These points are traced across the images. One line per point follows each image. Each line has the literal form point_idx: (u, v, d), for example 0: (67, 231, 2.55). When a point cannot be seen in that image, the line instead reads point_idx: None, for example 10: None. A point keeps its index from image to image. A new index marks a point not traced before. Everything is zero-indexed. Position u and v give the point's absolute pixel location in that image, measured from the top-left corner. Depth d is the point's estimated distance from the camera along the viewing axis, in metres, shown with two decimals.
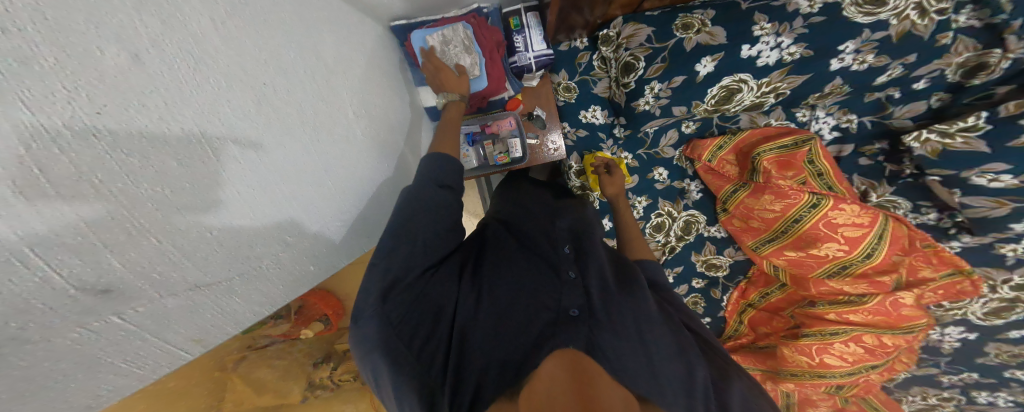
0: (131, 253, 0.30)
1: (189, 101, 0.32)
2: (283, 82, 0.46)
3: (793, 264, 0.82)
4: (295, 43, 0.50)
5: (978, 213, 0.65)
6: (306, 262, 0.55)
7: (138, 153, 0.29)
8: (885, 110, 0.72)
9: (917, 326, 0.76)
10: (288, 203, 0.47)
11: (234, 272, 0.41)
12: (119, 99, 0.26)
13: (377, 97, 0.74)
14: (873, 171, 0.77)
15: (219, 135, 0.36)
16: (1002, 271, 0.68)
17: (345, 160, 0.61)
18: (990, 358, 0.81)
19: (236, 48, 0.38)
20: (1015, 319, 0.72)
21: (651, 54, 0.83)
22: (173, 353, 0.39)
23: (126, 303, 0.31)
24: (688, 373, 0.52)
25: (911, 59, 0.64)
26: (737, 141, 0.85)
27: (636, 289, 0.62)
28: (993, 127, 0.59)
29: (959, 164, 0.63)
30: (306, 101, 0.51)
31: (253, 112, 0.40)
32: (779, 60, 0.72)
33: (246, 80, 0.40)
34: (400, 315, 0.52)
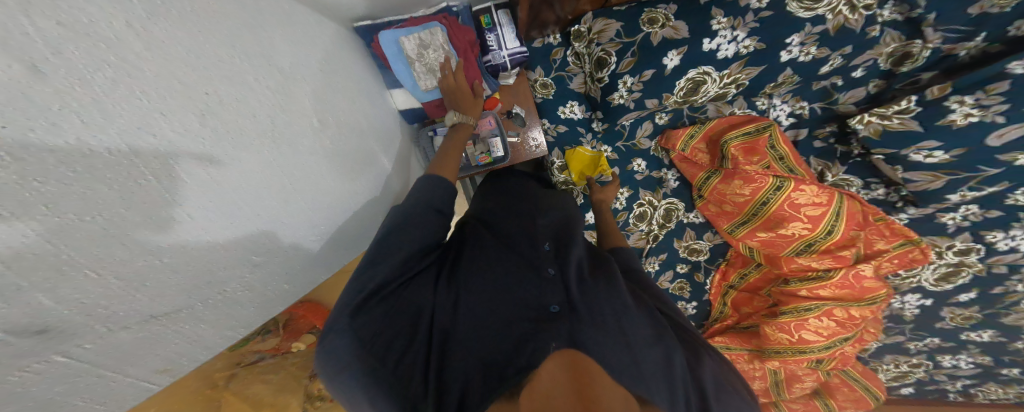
0: (65, 290, 0.26)
1: (113, 119, 0.26)
2: (233, 93, 0.39)
3: (766, 244, 0.86)
4: (244, 43, 0.42)
5: (921, 186, 0.71)
6: (279, 281, 0.52)
7: (55, 183, 0.22)
8: (831, 97, 0.78)
9: (878, 297, 0.81)
10: (252, 217, 0.44)
11: (196, 299, 0.38)
12: (21, 121, 0.20)
13: (335, 97, 0.69)
14: (827, 153, 0.82)
15: (157, 158, 0.30)
16: (946, 238, 0.75)
17: (310, 172, 0.57)
18: (947, 323, 0.88)
19: (163, 52, 0.30)
20: (961, 284, 0.80)
21: (622, 49, 0.87)
22: (139, 385, 0.36)
23: (69, 341, 0.27)
24: (669, 355, 0.55)
25: (847, 50, 0.71)
26: (706, 130, 0.89)
27: (613, 281, 0.63)
28: (922, 109, 0.66)
29: (898, 143, 0.70)
30: (263, 113, 0.45)
31: (199, 127, 0.34)
32: (736, 53, 0.78)
33: (187, 91, 0.33)
34: (371, 331, 0.51)
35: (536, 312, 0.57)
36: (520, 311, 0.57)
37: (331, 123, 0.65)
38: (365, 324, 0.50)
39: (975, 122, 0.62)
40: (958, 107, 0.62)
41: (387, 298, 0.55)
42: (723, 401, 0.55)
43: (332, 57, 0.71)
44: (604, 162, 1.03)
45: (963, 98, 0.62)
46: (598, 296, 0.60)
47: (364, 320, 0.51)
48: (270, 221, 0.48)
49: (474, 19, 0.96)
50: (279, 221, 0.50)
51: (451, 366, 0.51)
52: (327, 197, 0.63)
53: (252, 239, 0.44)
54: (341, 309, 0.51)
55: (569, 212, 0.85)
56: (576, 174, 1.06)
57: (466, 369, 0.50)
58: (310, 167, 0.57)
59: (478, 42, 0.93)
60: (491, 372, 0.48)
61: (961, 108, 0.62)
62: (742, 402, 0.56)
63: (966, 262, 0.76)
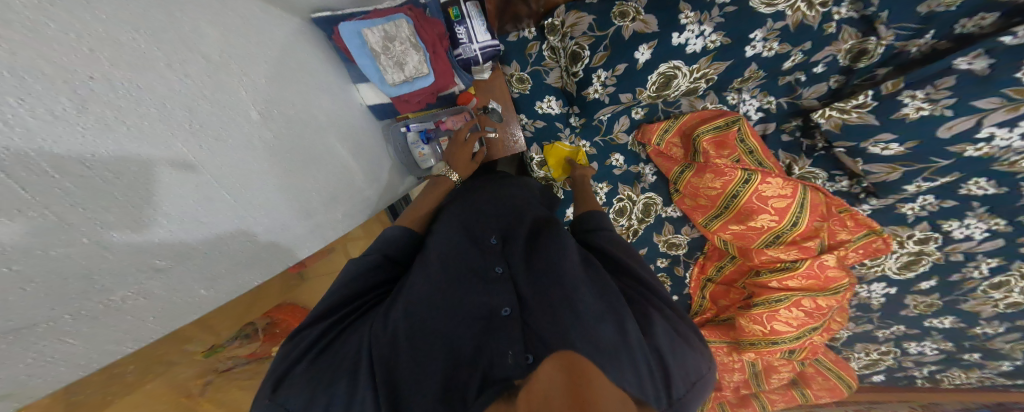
0: None
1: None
2: (133, 81, 0.37)
3: (737, 236, 0.88)
4: (171, 48, 0.42)
5: (879, 178, 0.74)
6: (195, 287, 0.50)
7: None
8: (796, 92, 0.80)
9: (842, 286, 0.83)
10: (158, 220, 0.42)
11: (45, 317, 0.34)
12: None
13: (280, 90, 0.65)
14: (793, 147, 0.85)
15: (8, 154, 0.27)
16: (905, 228, 0.78)
17: (237, 169, 0.54)
18: (911, 310, 0.91)
19: (43, 36, 0.28)
20: (924, 271, 0.83)
21: (595, 43, 0.87)
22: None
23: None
24: (624, 325, 0.53)
25: (807, 46, 0.72)
26: (679, 124, 0.90)
27: (553, 266, 0.61)
28: (877, 103, 0.68)
29: (858, 135, 0.72)
30: (176, 106, 0.42)
31: (78, 114, 0.32)
32: (704, 47, 0.78)
33: (65, 76, 0.30)
34: (302, 401, 0.45)
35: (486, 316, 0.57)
36: (467, 319, 0.55)
37: (269, 120, 0.62)
38: (294, 392, 0.45)
39: (925, 115, 0.64)
40: (910, 102, 0.64)
41: (317, 358, 0.50)
42: (679, 357, 0.56)
43: (285, 48, 0.68)
44: (582, 156, 1.04)
45: (915, 93, 0.64)
46: (545, 287, 0.59)
47: (292, 390, 0.45)
48: (193, 231, 0.47)
49: (444, 11, 0.92)
50: (198, 226, 0.48)
51: (406, 390, 0.46)
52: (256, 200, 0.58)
53: (173, 246, 0.45)
54: (266, 384, 0.46)
55: (520, 196, 0.81)
56: (554, 169, 1.06)
57: (425, 390, 0.46)
58: (238, 164, 0.54)
59: (446, 36, 0.91)
60: (453, 388, 0.48)
61: (913, 102, 0.64)
62: (699, 354, 0.57)
63: (926, 251, 0.79)
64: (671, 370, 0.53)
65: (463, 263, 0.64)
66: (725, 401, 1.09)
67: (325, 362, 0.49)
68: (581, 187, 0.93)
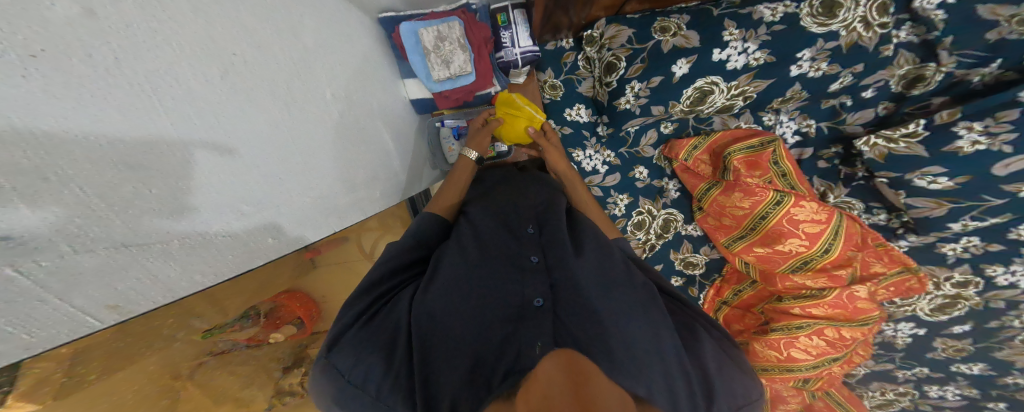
0: (44, 202, 0.27)
1: (142, 61, 0.33)
2: (256, 60, 0.48)
3: (762, 260, 0.86)
4: (275, 48, 0.53)
5: (922, 212, 0.71)
6: (266, 235, 0.52)
7: (66, 103, 0.27)
8: (839, 116, 0.78)
9: (870, 319, 0.81)
10: (259, 188, 0.49)
11: (156, 236, 0.37)
12: (58, 47, 0.26)
13: (355, 79, 0.76)
14: (829, 173, 0.83)
15: (173, 99, 0.36)
16: (944, 268, 0.74)
17: (316, 146, 0.62)
18: (938, 353, 0.87)
19: (207, 16, 0.40)
20: (957, 316, 0.79)
21: (632, 55, 0.88)
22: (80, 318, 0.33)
23: (31, 256, 0.27)
24: (660, 335, 0.54)
25: (859, 68, 0.71)
26: (710, 142, 0.89)
27: (592, 269, 0.62)
28: (930, 133, 0.65)
29: (902, 166, 0.70)
30: (281, 82, 0.53)
31: (219, 80, 0.42)
32: (745, 64, 0.78)
33: (215, 49, 0.41)
34: (349, 362, 0.51)
35: (518, 308, 0.56)
36: (499, 309, 0.56)
37: (345, 105, 0.72)
38: (343, 357, 0.51)
39: (981, 150, 0.61)
40: (966, 134, 0.61)
41: (365, 325, 0.55)
42: (726, 378, 0.53)
43: (355, 43, 0.78)
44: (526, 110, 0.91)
45: (971, 124, 0.61)
46: (581, 280, 0.60)
47: (342, 354, 0.52)
48: (261, 205, 0.50)
49: (492, 16, 1.02)
50: (280, 201, 0.54)
51: (436, 368, 0.50)
52: (321, 180, 0.64)
53: (259, 197, 0.49)
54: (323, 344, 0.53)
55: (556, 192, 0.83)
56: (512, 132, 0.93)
57: (452, 374, 0.48)
58: (312, 142, 0.61)
59: (490, 39, 0.98)
60: (478, 369, 0.49)
61: (968, 135, 0.61)
62: (750, 380, 0.53)
63: (963, 295, 0.76)
64: (715, 390, 0.51)
65: (501, 250, 0.65)
66: None
67: (369, 331, 0.55)
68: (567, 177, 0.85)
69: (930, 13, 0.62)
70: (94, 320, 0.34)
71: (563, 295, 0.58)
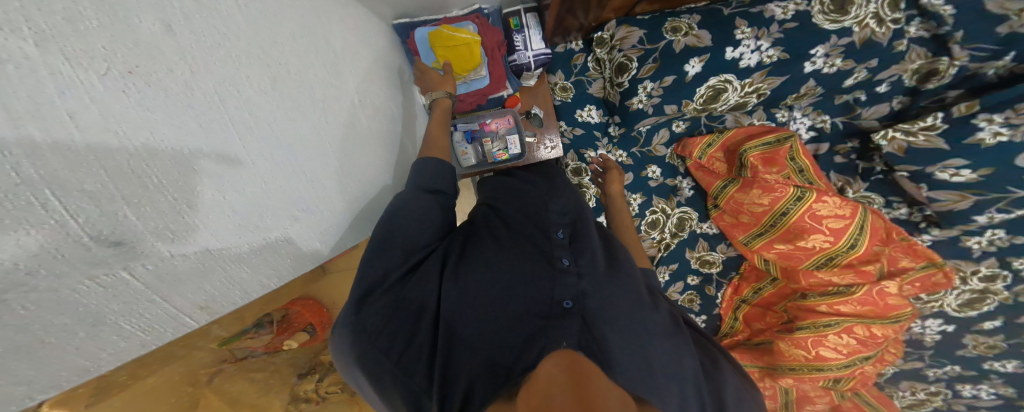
0: (146, 208, 0.32)
1: (211, 75, 0.37)
2: (297, 71, 0.53)
3: (783, 257, 0.86)
4: (309, 57, 0.56)
5: (945, 206, 0.71)
6: (314, 240, 0.58)
7: (159, 116, 0.31)
8: (854, 111, 0.79)
9: (904, 315, 0.80)
10: (304, 194, 0.54)
11: (234, 242, 0.42)
12: (149, 63, 0.30)
13: (376, 82, 0.79)
14: (847, 168, 0.83)
15: (236, 108, 0.40)
16: (970, 263, 0.74)
17: (351, 151, 0.67)
18: (969, 351, 0.84)
19: (254, 27, 0.44)
20: (988, 311, 0.77)
21: (644, 55, 0.89)
22: (180, 320, 0.39)
23: (139, 260, 0.32)
24: (682, 358, 0.56)
25: (874, 63, 0.72)
26: (724, 139, 0.90)
27: (622, 280, 0.64)
28: (949, 126, 0.67)
29: (923, 159, 0.71)
30: (318, 91, 0.58)
31: (268, 89, 0.46)
32: (759, 62, 0.79)
33: (264, 60, 0.45)
34: (376, 323, 0.55)
35: (547, 307, 0.57)
36: (529, 306, 0.57)
37: (372, 111, 0.76)
38: (370, 316, 0.55)
39: (1003, 141, 0.63)
40: (987, 126, 0.63)
41: (394, 287, 0.58)
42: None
43: (375, 51, 0.81)
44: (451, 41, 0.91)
45: (992, 116, 0.63)
46: (610, 288, 0.62)
47: (369, 311, 0.55)
48: (308, 211, 0.55)
49: (504, 21, 1.02)
50: (317, 207, 0.58)
51: (456, 358, 0.53)
52: (354, 182, 0.68)
53: (306, 200, 0.55)
54: (350, 299, 0.55)
55: (574, 198, 0.81)
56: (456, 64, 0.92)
57: (471, 368, 0.51)
58: (346, 147, 0.65)
59: (504, 43, 0.99)
60: (494, 371, 0.50)
61: (990, 126, 0.63)
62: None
63: (992, 289, 0.74)
64: None
65: (534, 249, 0.67)
66: None
67: (398, 294, 0.58)
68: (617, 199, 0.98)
69: (940, 9, 0.66)
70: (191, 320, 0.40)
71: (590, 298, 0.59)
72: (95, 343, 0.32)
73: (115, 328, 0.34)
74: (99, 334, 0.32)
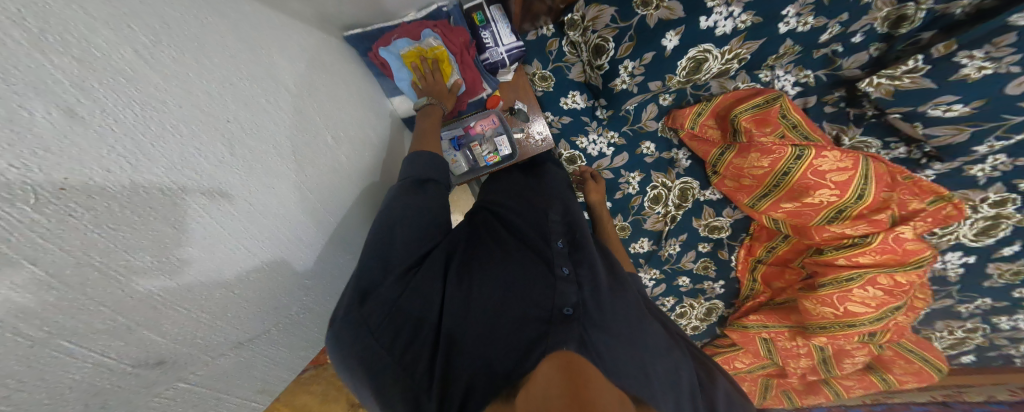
0: (165, 325, 0.35)
1: (154, 159, 0.32)
2: (250, 122, 0.47)
3: (792, 214, 0.87)
4: (258, 98, 0.49)
5: (943, 141, 0.74)
6: (331, 302, 0.71)
7: (122, 226, 0.29)
8: (834, 63, 0.80)
9: (923, 260, 0.81)
10: (284, 244, 0.53)
11: (258, 328, 0.50)
12: (76, 168, 0.25)
13: (343, 109, 0.78)
14: (840, 117, 0.84)
15: (197, 188, 0.37)
16: (977, 191, 0.76)
17: (329, 185, 0.68)
18: (996, 281, 0.90)
19: (179, 82, 0.35)
20: (1003, 236, 0.82)
21: (619, 34, 0.89)
22: (247, 403, 0.52)
23: (187, 369, 0.39)
24: (678, 368, 0.58)
25: (843, 17, 0.73)
26: (713, 107, 0.89)
27: (618, 290, 0.66)
28: (931, 67, 0.69)
29: (911, 100, 0.73)
30: (279, 134, 0.54)
31: (227, 156, 0.42)
32: (734, 28, 0.79)
33: (210, 121, 0.39)
34: (378, 317, 0.56)
35: (549, 314, 0.57)
36: (530, 309, 0.58)
37: (347, 145, 0.77)
38: (374, 307, 0.56)
39: (988, 74, 0.65)
40: (969, 62, 0.65)
41: (399, 279, 0.60)
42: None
43: (339, 75, 0.80)
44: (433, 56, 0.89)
45: (971, 53, 0.65)
46: (609, 299, 0.63)
47: (374, 304, 0.56)
48: (305, 255, 0.60)
49: (467, 17, 0.99)
50: (293, 247, 0.56)
51: (457, 354, 0.54)
52: (337, 214, 0.70)
53: (282, 244, 0.53)
54: (353, 292, 0.56)
55: (565, 196, 0.89)
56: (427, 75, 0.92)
57: (472, 370, 0.51)
58: (323, 180, 0.66)
59: (472, 43, 0.97)
60: (493, 373, 0.50)
61: (972, 62, 0.65)
62: None
63: (1003, 214, 0.77)
64: None
65: (535, 256, 0.69)
66: (790, 389, 1.15)
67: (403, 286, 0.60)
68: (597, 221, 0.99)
69: None
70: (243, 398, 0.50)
71: (591, 307, 0.59)
72: None
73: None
74: None
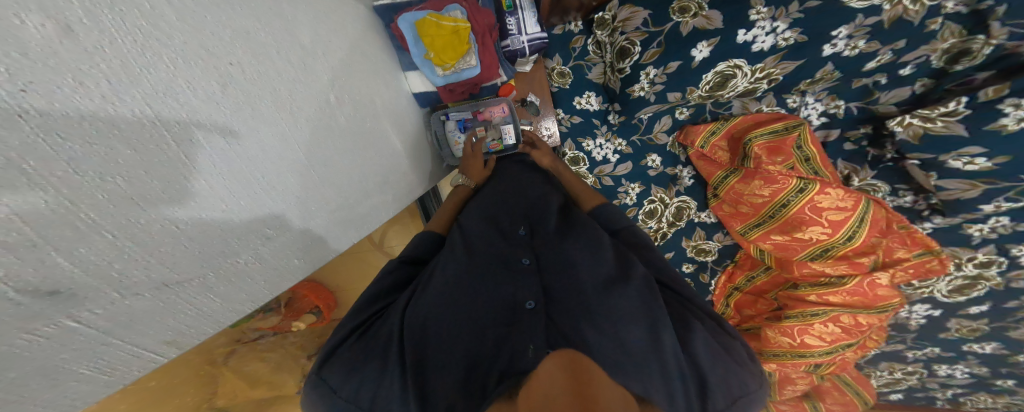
0: (78, 249, 0.32)
1: (139, 82, 0.34)
2: (253, 69, 0.50)
3: (779, 247, 0.88)
4: (276, 77, 0.55)
5: (952, 195, 0.71)
6: (291, 256, 0.62)
7: (76, 141, 0.29)
8: (872, 96, 0.74)
9: (889, 307, 0.82)
10: (269, 195, 0.54)
11: (193, 272, 0.43)
12: (47, 78, 0.26)
13: (350, 75, 0.81)
14: (857, 155, 0.82)
15: (176, 121, 0.38)
16: (967, 249, 0.75)
17: (324, 145, 0.69)
18: (952, 333, 0.92)
19: (191, 23, 0.40)
20: (977, 296, 0.82)
21: (648, 38, 0.88)
22: (147, 356, 0.42)
23: (85, 305, 0.33)
24: (658, 338, 0.58)
25: (899, 44, 0.65)
26: (729, 127, 0.88)
27: (578, 272, 0.72)
28: (971, 112, 0.63)
29: (942, 146, 0.68)
30: (281, 85, 0.57)
31: (218, 94, 0.44)
32: (773, 45, 0.75)
33: (211, 60, 0.43)
34: (340, 375, 0.57)
35: (512, 310, 0.66)
36: (497, 310, 0.65)
37: (348, 107, 0.79)
38: (331, 374, 0.58)
39: None
40: (1011, 111, 0.59)
41: (359, 337, 0.63)
42: (722, 373, 0.57)
43: (344, 39, 0.81)
44: (459, 35, 0.92)
45: (1019, 101, 0.58)
46: (565, 285, 0.70)
47: (330, 370, 0.58)
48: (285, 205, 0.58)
49: (497, 2, 1.04)
50: (277, 206, 0.56)
51: (431, 376, 0.55)
52: (330, 180, 0.71)
53: (274, 212, 0.56)
54: (314, 367, 0.60)
55: (537, 194, 0.93)
56: (438, 53, 0.94)
57: (454, 384, 0.54)
58: (322, 142, 0.68)
59: (496, 26, 1.02)
60: (473, 383, 0.55)
61: (1015, 112, 0.59)
62: (746, 373, 0.58)
63: (984, 275, 0.77)
64: (706, 376, 0.56)
65: (496, 257, 0.75)
66: None
67: (364, 341, 0.62)
68: (569, 179, 1.00)
69: None
70: (149, 352, 0.42)
71: (553, 297, 0.69)
72: (55, 393, 0.35)
73: (74, 375, 0.36)
74: (57, 383, 0.34)
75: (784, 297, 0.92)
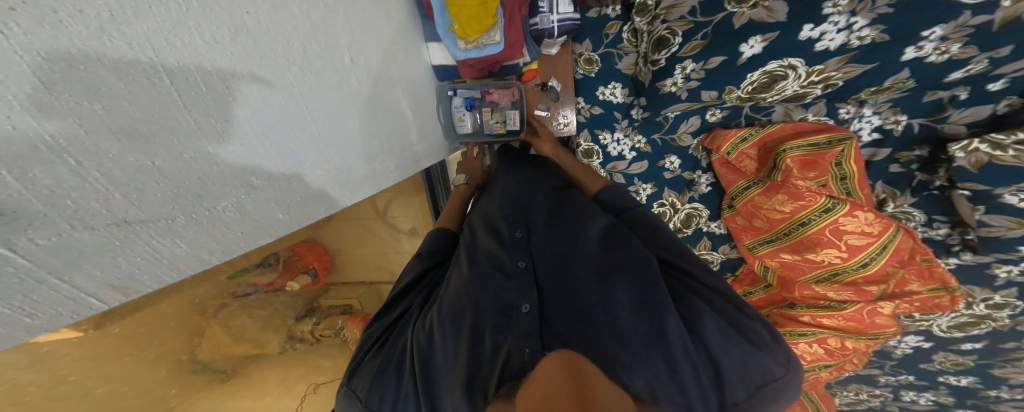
0: (36, 172, 0.27)
1: (143, 17, 0.31)
2: (270, 21, 0.47)
3: (786, 266, 0.87)
4: (296, 39, 0.53)
5: (993, 232, 0.65)
6: (275, 211, 0.55)
7: (59, 66, 0.26)
8: (942, 112, 0.66)
9: (882, 335, 0.81)
10: (270, 160, 0.51)
11: (160, 213, 0.38)
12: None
13: (373, 37, 0.77)
14: (899, 180, 0.76)
15: (179, 63, 0.35)
16: (986, 290, 0.72)
17: (332, 106, 0.64)
18: (933, 364, 0.91)
19: None
20: (974, 334, 0.80)
21: (692, 29, 0.83)
22: (83, 300, 0.35)
23: (26, 232, 0.28)
24: (662, 323, 0.56)
25: (1002, 52, 0.56)
26: (764, 134, 0.83)
27: (570, 271, 0.69)
28: None
29: (998, 179, 0.61)
30: (297, 46, 0.54)
31: (229, 42, 0.41)
32: (843, 44, 0.67)
33: (228, 8, 0.40)
34: (365, 387, 0.60)
35: (509, 312, 0.64)
36: (494, 310, 0.64)
37: (365, 69, 0.75)
38: (359, 384, 0.61)
39: None
40: None
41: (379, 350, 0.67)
42: (733, 357, 0.55)
43: None
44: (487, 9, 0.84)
45: None
46: (565, 285, 0.67)
47: (358, 381, 0.62)
48: (288, 167, 0.54)
49: None
50: (282, 168, 0.53)
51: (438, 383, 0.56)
52: (334, 146, 0.67)
53: (270, 173, 0.51)
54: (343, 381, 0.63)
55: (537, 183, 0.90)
56: (462, 24, 0.87)
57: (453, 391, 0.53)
58: (338, 110, 0.66)
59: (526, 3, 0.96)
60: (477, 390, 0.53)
61: None
62: (765, 354, 0.54)
63: (992, 316, 0.75)
64: (719, 361, 0.55)
65: (492, 260, 0.72)
66: None
67: (384, 354, 0.65)
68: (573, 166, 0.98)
69: None
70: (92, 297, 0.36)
71: (548, 297, 0.67)
72: None
73: None
74: None
75: (777, 314, 0.95)
